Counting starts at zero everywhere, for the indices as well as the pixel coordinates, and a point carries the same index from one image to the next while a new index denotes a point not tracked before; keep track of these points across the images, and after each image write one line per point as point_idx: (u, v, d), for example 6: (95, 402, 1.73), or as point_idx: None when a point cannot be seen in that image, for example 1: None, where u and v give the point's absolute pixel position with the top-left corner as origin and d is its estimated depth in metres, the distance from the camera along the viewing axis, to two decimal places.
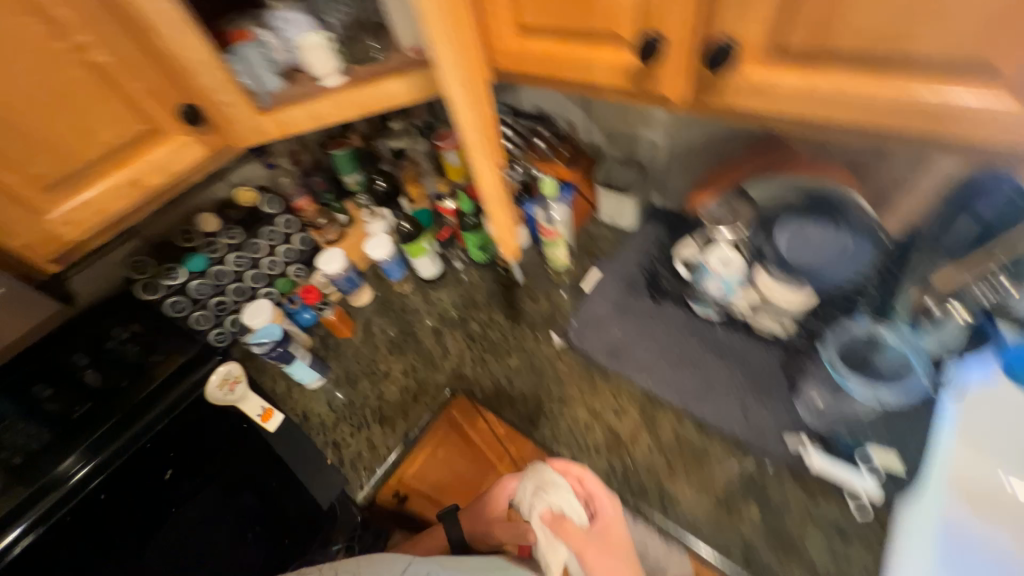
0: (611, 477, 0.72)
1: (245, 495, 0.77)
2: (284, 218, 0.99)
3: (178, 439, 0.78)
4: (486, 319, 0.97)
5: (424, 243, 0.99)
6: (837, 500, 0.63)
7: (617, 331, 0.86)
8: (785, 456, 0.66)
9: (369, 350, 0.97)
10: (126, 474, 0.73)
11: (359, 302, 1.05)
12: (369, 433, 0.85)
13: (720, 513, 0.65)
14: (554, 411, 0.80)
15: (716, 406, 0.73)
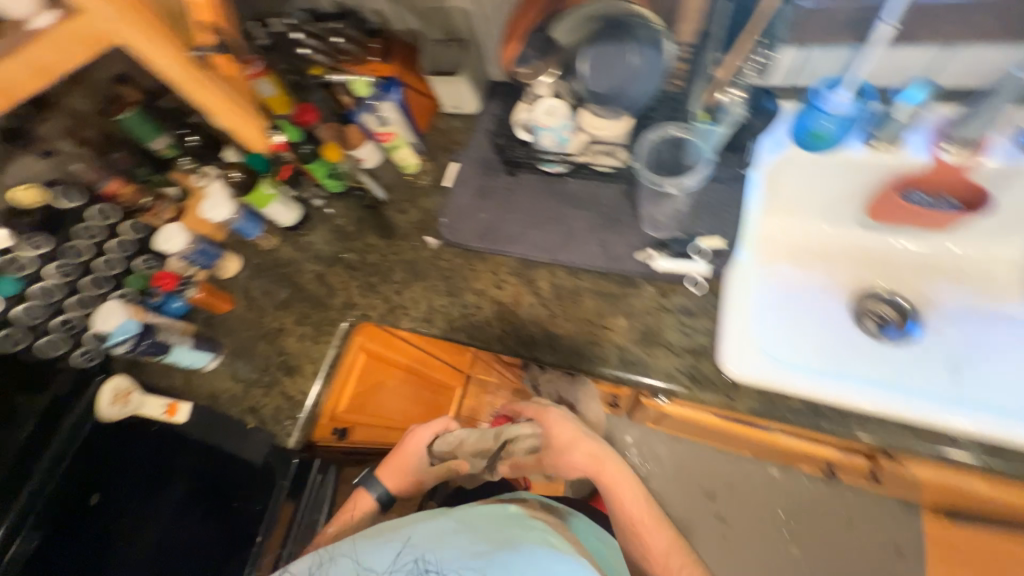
0: (504, 339, 0.78)
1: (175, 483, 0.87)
2: (95, 209, 0.88)
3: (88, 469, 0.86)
4: (363, 245, 0.95)
5: (269, 190, 0.92)
6: (683, 287, 0.73)
7: (484, 214, 0.88)
8: (640, 269, 0.75)
9: (257, 314, 0.94)
10: (51, 508, 0.82)
11: (229, 272, 0.98)
12: (280, 386, 0.85)
13: (597, 334, 0.74)
14: (444, 305, 0.84)
15: (578, 249, 0.79)
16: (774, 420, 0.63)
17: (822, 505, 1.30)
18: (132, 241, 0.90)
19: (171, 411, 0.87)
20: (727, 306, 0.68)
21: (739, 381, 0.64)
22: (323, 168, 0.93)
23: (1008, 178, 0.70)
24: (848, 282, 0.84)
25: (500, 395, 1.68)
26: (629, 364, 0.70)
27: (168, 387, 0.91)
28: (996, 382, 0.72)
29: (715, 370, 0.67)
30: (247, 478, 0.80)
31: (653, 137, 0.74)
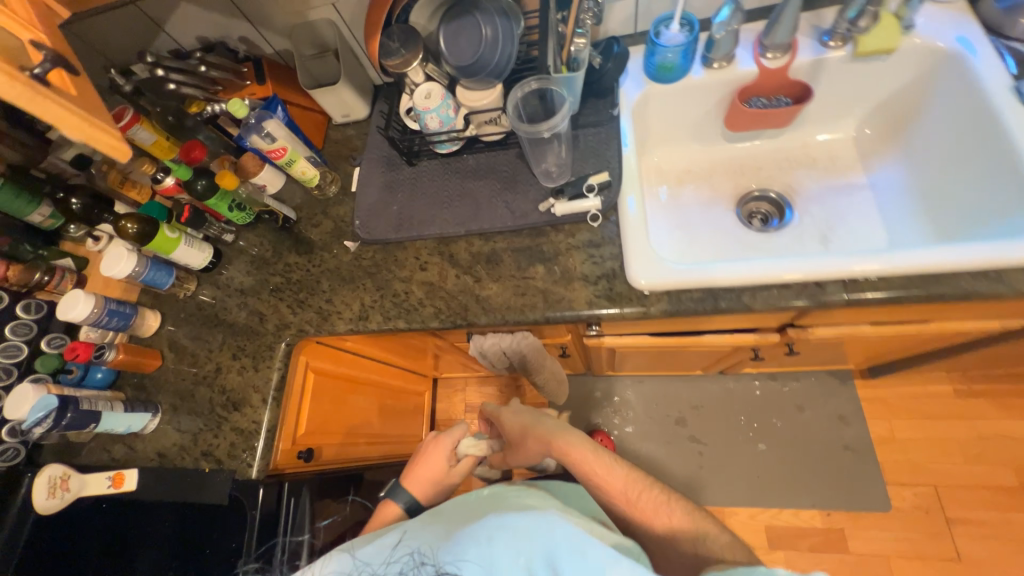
0: (439, 315, 0.81)
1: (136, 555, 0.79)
2: None
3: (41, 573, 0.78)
4: (284, 266, 0.95)
5: (172, 235, 0.89)
6: (585, 224, 0.80)
7: (396, 207, 0.91)
8: (544, 218, 0.81)
9: (190, 361, 0.92)
10: None
11: (148, 329, 0.95)
12: (229, 423, 0.83)
13: (520, 286, 0.79)
14: (376, 299, 0.85)
15: (486, 215, 0.85)
16: (688, 315, 0.71)
17: (772, 399, 1.45)
18: (31, 322, 0.88)
19: (117, 481, 0.82)
20: (625, 230, 0.76)
21: (650, 289, 0.72)
22: (224, 200, 0.91)
23: (820, 69, 0.83)
24: (728, 191, 0.96)
25: (469, 389, 1.71)
26: (554, 303, 0.76)
27: (109, 460, 0.87)
28: (858, 238, 0.84)
29: (627, 287, 0.74)
30: (214, 522, 0.77)
31: (521, 94, 0.78)
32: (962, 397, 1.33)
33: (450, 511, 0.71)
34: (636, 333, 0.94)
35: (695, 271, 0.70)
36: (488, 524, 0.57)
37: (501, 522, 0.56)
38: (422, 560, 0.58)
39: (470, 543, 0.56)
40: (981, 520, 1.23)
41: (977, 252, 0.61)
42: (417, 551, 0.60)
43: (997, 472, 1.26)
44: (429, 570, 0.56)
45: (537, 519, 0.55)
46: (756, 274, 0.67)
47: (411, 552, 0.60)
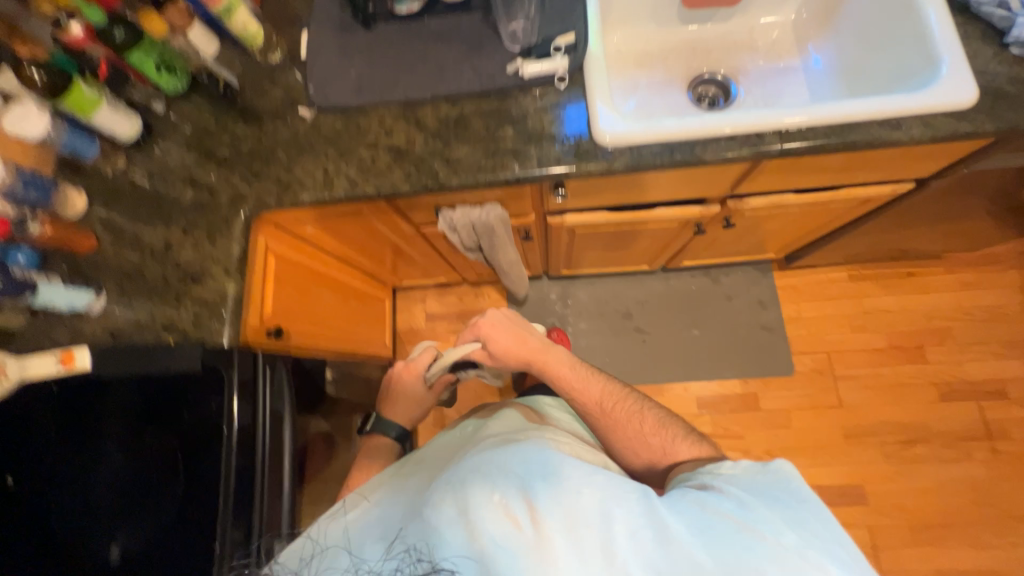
0: (409, 179, 0.81)
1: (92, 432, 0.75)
2: None
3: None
4: (232, 137, 0.89)
5: (91, 91, 0.78)
6: (552, 87, 0.81)
7: (354, 72, 0.87)
8: (513, 81, 0.81)
9: (133, 239, 0.85)
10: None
11: (77, 210, 0.85)
12: (191, 295, 0.81)
13: (490, 147, 0.80)
14: (340, 166, 0.83)
15: (452, 79, 0.83)
16: (647, 169, 0.77)
17: (706, 291, 1.62)
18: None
19: (67, 360, 0.75)
20: (590, 90, 0.79)
21: (614, 146, 0.77)
22: (151, 53, 0.82)
23: None
24: (681, 73, 1.01)
25: (429, 300, 1.74)
26: (525, 162, 0.79)
27: (51, 344, 0.80)
28: None
29: (593, 144, 0.78)
30: (190, 381, 0.75)
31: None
32: (853, 281, 1.59)
33: (419, 483, 0.71)
34: (595, 209, 1.00)
35: (655, 126, 0.75)
36: (465, 491, 0.60)
37: (480, 470, 0.63)
38: (416, 551, 0.57)
39: (450, 510, 0.59)
40: (859, 375, 1.51)
41: (883, 102, 0.72)
42: (411, 543, 0.58)
43: (874, 338, 1.54)
44: (427, 563, 0.55)
45: (511, 460, 0.63)
46: (708, 128, 0.75)
47: (405, 545, 0.58)
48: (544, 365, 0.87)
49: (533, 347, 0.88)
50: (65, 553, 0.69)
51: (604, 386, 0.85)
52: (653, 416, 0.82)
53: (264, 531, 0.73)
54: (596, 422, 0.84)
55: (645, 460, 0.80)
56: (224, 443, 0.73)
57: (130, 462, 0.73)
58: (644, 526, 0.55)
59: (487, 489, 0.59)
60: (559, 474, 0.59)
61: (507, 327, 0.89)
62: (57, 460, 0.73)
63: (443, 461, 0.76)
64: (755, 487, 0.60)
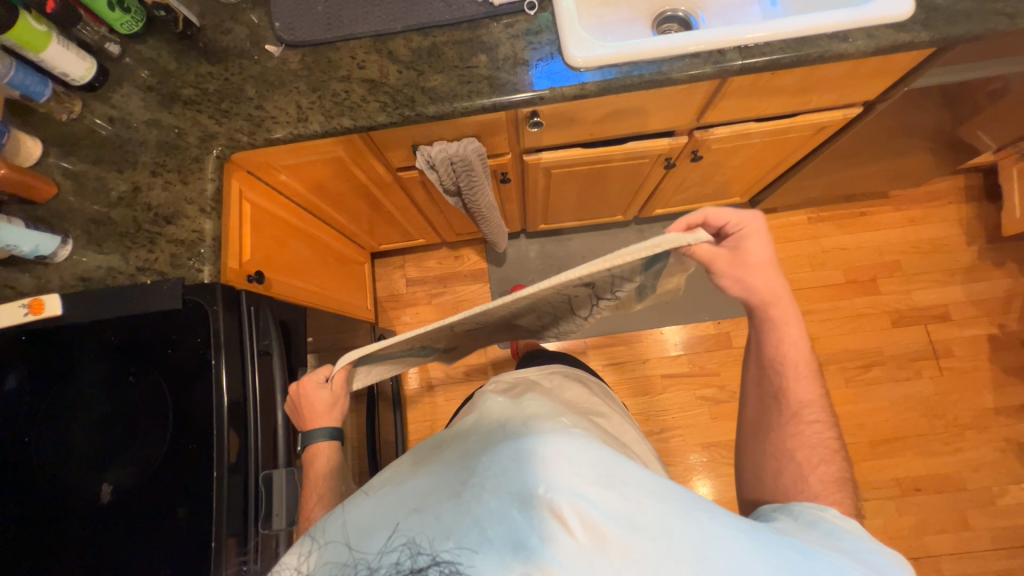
0: (385, 109, 0.80)
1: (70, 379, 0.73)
2: None
3: None
4: (195, 77, 0.85)
5: (40, 26, 0.74)
6: (522, 14, 0.83)
7: (321, 6, 0.85)
8: (483, 8, 0.82)
9: (95, 186, 0.81)
10: None
11: (33, 155, 0.81)
12: (165, 236, 0.78)
13: (464, 75, 0.81)
14: (314, 102, 0.82)
15: (422, 10, 0.83)
16: (619, 90, 0.80)
17: None
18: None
19: (36, 307, 0.73)
20: (560, 13, 0.80)
21: (587, 67, 0.79)
22: None
23: None
24: (645, 10, 1.04)
25: (409, 266, 1.73)
26: (500, 88, 0.80)
27: (15, 295, 0.77)
28: None
29: (567, 67, 0.79)
30: (172, 322, 0.74)
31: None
32: (812, 223, 1.68)
33: (435, 454, 0.60)
34: (570, 146, 1.03)
35: (628, 47, 0.78)
36: (498, 480, 0.49)
37: (514, 454, 0.50)
38: (416, 543, 0.48)
39: (484, 499, 0.48)
40: (821, 310, 1.62)
41: (833, 16, 0.77)
42: (411, 534, 0.49)
43: (833, 274, 1.64)
44: (427, 558, 0.47)
45: (555, 445, 0.50)
46: (674, 46, 0.78)
47: (403, 535, 0.49)
48: (780, 332, 0.70)
49: (790, 315, 0.70)
50: (52, 494, 0.68)
51: (818, 402, 0.71)
52: (836, 466, 0.68)
53: (258, 466, 0.73)
54: (775, 418, 0.73)
55: (787, 482, 0.68)
56: (212, 380, 0.72)
57: (112, 403, 0.72)
58: (720, 555, 0.43)
59: (525, 484, 0.47)
60: (614, 475, 0.47)
61: (766, 255, 0.68)
62: (34, 404, 0.72)
63: (468, 423, 0.63)
64: (865, 547, 0.49)
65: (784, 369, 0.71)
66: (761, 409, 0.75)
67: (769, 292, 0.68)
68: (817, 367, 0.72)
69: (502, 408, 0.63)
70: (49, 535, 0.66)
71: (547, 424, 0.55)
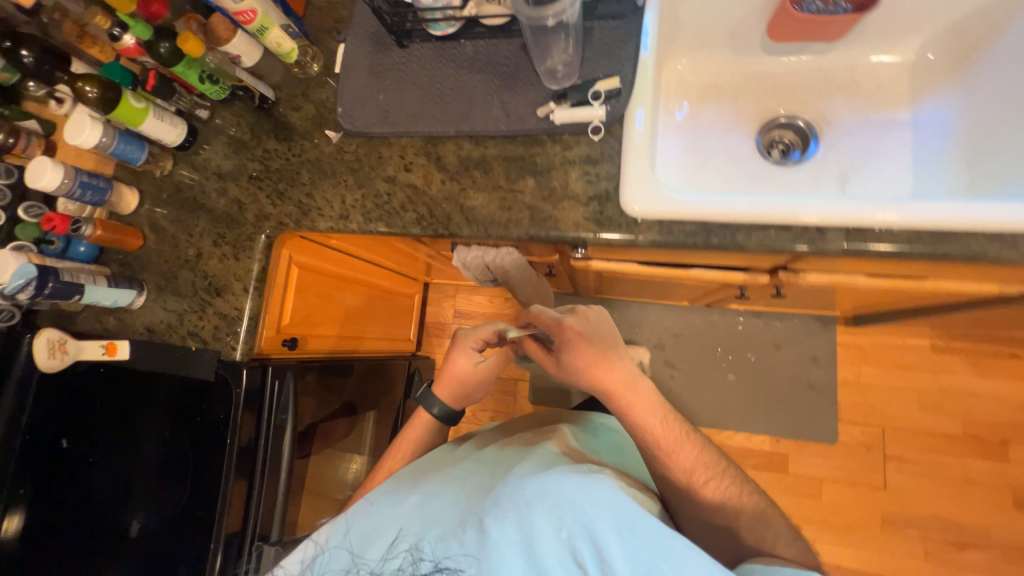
0: (420, 222, 0.77)
1: (128, 418, 0.86)
2: None
3: (57, 424, 0.88)
4: (262, 152, 0.89)
5: (138, 102, 0.82)
6: (585, 136, 0.73)
7: (382, 96, 0.83)
8: (541, 124, 0.73)
9: (170, 244, 0.91)
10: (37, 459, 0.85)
11: (130, 206, 0.92)
12: (213, 307, 0.85)
13: (507, 198, 0.74)
14: (358, 200, 0.81)
15: (478, 115, 0.77)
16: (677, 248, 0.68)
17: (752, 335, 1.47)
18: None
19: (111, 350, 0.86)
20: (626, 146, 0.69)
21: (642, 217, 0.68)
22: (195, 68, 0.83)
23: None
24: (752, 114, 0.87)
25: (460, 297, 1.74)
26: (541, 222, 0.72)
27: (101, 330, 0.90)
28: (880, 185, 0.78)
29: (619, 212, 0.69)
30: (205, 391, 0.83)
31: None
32: (936, 353, 1.36)
33: (459, 479, 0.70)
34: (625, 261, 0.91)
35: (693, 204, 0.65)
36: (517, 501, 0.57)
37: (536, 491, 0.58)
38: (419, 551, 0.58)
39: (502, 526, 0.55)
40: (917, 460, 1.33)
41: (995, 214, 0.57)
42: (413, 542, 0.59)
43: (948, 422, 1.33)
44: (429, 563, 0.56)
45: (577, 491, 0.57)
46: (755, 213, 0.63)
47: (405, 544, 0.59)
48: (633, 407, 0.76)
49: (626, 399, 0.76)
50: (101, 521, 0.83)
51: (701, 458, 0.75)
52: (751, 503, 0.72)
53: (254, 534, 0.81)
54: (673, 488, 0.75)
55: (724, 537, 0.72)
56: (227, 455, 0.80)
57: (151, 449, 0.84)
58: None
59: (549, 519, 0.54)
60: (630, 529, 0.52)
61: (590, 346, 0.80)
62: (101, 431, 0.87)
63: (485, 460, 0.74)
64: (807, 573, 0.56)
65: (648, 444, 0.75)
66: (660, 482, 0.77)
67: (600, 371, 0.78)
68: (674, 420, 0.76)
69: (521, 455, 0.73)
70: (93, 555, 0.81)
71: (569, 472, 0.63)
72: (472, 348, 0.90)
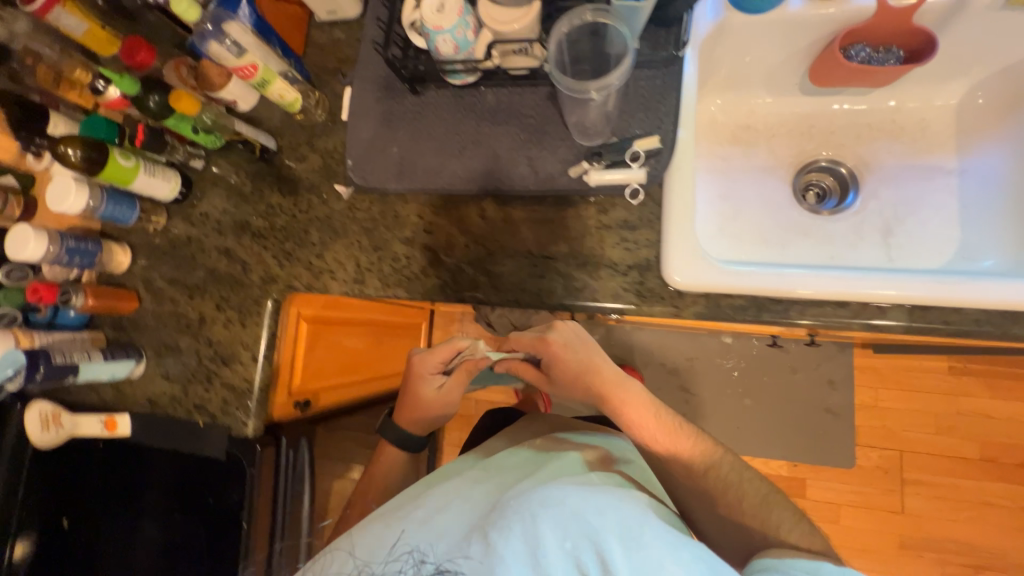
0: (445, 289, 0.72)
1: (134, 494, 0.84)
2: None
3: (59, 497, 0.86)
4: (265, 207, 0.82)
5: (126, 161, 0.74)
6: (622, 198, 0.68)
7: (395, 149, 0.76)
8: (573, 186, 0.68)
9: (169, 307, 0.84)
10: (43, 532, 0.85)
11: (122, 264, 0.85)
12: (220, 378, 0.79)
13: (538, 265, 0.69)
14: (374, 262, 0.76)
15: (504, 173, 0.71)
16: (724, 322, 0.64)
17: (768, 359, 1.45)
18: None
19: (110, 426, 0.81)
20: (669, 212, 0.64)
21: (687, 291, 0.63)
22: (186, 120, 0.76)
23: (955, 14, 0.65)
24: (788, 158, 0.82)
25: (467, 321, 1.68)
26: (576, 292, 0.67)
27: (99, 402, 0.84)
28: (926, 238, 0.74)
29: (660, 283, 0.65)
30: (213, 473, 0.81)
31: (567, 28, 0.57)
32: (952, 375, 1.35)
33: (464, 486, 0.65)
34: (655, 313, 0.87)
35: (744, 279, 0.61)
36: (522, 510, 0.54)
37: (542, 500, 0.54)
38: (419, 553, 0.56)
39: (509, 538, 0.52)
40: (934, 484, 1.33)
41: None
42: (414, 545, 0.57)
43: (965, 446, 1.33)
44: (430, 567, 0.54)
45: (581, 498, 0.54)
46: (814, 290, 0.59)
47: (406, 545, 0.57)
48: (622, 406, 0.70)
49: (618, 399, 0.71)
50: None
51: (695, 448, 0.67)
52: (753, 490, 0.64)
53: None
54: (675, 482, 0.69)
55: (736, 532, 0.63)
56: (238, 539, 0.78)
57: (159, 530, 0.84)
58: None
59: (555, 529, 0.51)
60: (639, 538, 0.49)
61: (578, 351, 0.74)
62: (105, 505, 0.85)
63: (497, 462, 0.71)
64: (821, 562, 0.53)
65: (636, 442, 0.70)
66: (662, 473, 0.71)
67: (583, 371, 0.72)
68: (670, 413, 0.71)
69: (530, 461, 0.68)
70: None
71: (577, 480, 0.59)
72: (433, 372, 0.83)
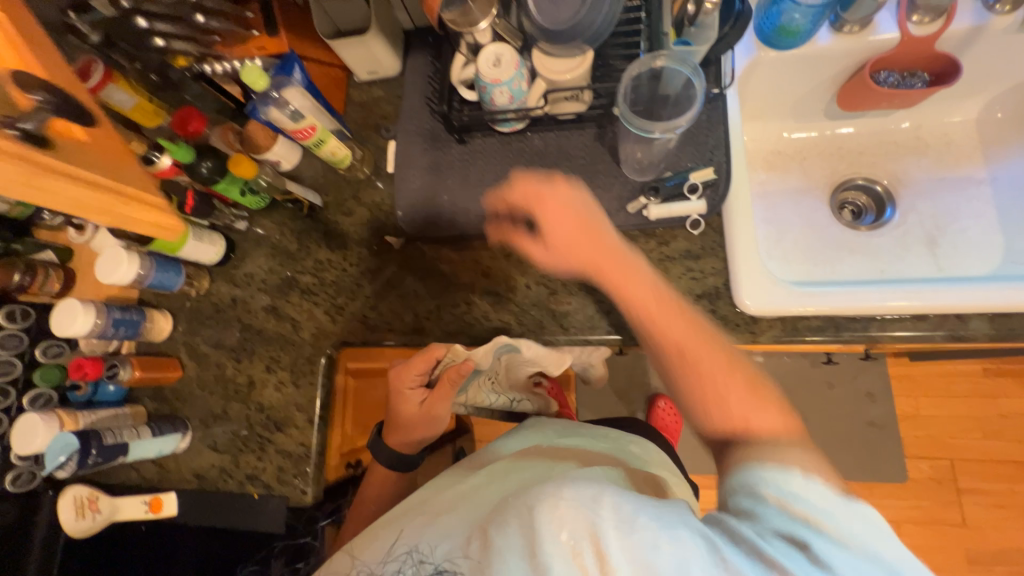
0: (511, 331, 0.72)
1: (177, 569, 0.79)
2: None
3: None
4: (314, 263, 0.82)
5: (177, 228, 0.74)
6: (682, 229, 0.69)
7: (445, 197, 0.76)
8: (633, 222, 0.69)
9: (214, 373, 0.81)
10: None
11: (162, 330, 0.82)
12: (274, 445, 0.76)
13: (603, 300, 0.70)
14: (432, 310, 0.75)
15: None
16: (801, 345, 0.64)
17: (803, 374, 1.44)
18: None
19: (155, 506, 0.77)
20: (732, 240, 0.65)
21: (762, 316, 0.63)
22: (236, 184, 0.76)
23: (973, 39, 0.69)
24: (822, 178, 0.85)
25: None
26: None
27: (140, 481, 0.79)
28: (970, 245, 0.76)
29: (732, 310, 0.65)
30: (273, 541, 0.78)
31: (637, 72, 0.60)
32: (988, 377, 1.34)
33: (458, 485, 0.56)
34: None
35: (819, 300, 0.61)
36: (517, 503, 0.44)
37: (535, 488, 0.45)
38: (417, 555, 0.49)
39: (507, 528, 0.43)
40: (988, 491, 1.31)
41: None
42: (412, 545, 0.50)
43: (1012, 448, 1.31)
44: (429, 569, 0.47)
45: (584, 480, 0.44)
46: (889, 305, 0.60)
47: (404, 546, 0.50)
48: (625, 289, 0.55)
49: (620, 274, 0.56)
50: None
51: (688, 329, 0.52)
52: (743, 374, 0.50)
53: None
54: (661, 358, 0.53)
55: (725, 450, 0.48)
56: None
57: None
58: None
59: (554, 509, 0.41)
60: (635, 517, 0.40)
61: (573, 220, 0.58)
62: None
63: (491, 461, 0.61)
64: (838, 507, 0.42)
65: (719, 426, 0.49)
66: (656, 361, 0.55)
67: (643, 302, 0.54)
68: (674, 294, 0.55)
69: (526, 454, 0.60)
70: None
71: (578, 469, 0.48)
72: (415, 384, 0.69)
